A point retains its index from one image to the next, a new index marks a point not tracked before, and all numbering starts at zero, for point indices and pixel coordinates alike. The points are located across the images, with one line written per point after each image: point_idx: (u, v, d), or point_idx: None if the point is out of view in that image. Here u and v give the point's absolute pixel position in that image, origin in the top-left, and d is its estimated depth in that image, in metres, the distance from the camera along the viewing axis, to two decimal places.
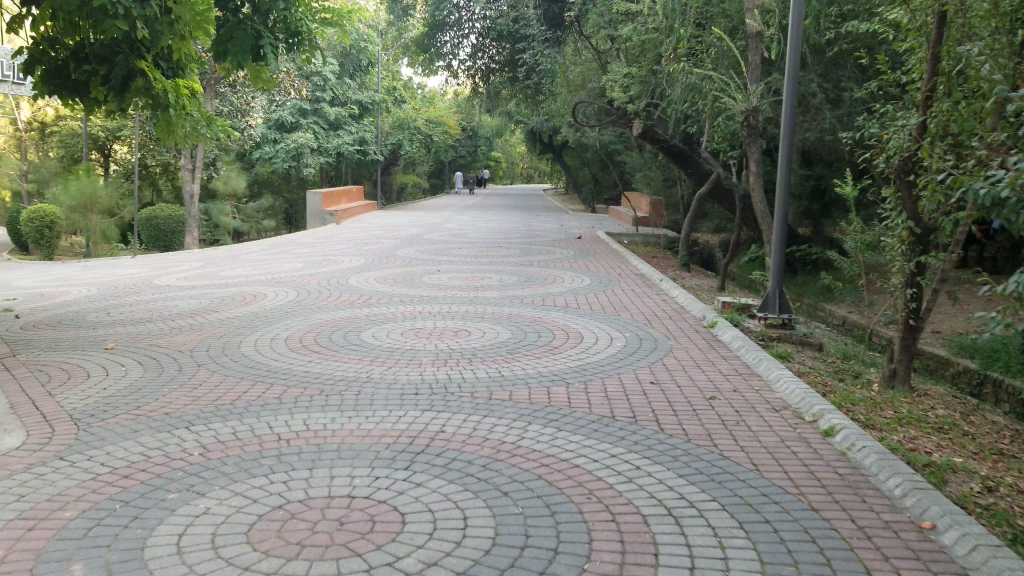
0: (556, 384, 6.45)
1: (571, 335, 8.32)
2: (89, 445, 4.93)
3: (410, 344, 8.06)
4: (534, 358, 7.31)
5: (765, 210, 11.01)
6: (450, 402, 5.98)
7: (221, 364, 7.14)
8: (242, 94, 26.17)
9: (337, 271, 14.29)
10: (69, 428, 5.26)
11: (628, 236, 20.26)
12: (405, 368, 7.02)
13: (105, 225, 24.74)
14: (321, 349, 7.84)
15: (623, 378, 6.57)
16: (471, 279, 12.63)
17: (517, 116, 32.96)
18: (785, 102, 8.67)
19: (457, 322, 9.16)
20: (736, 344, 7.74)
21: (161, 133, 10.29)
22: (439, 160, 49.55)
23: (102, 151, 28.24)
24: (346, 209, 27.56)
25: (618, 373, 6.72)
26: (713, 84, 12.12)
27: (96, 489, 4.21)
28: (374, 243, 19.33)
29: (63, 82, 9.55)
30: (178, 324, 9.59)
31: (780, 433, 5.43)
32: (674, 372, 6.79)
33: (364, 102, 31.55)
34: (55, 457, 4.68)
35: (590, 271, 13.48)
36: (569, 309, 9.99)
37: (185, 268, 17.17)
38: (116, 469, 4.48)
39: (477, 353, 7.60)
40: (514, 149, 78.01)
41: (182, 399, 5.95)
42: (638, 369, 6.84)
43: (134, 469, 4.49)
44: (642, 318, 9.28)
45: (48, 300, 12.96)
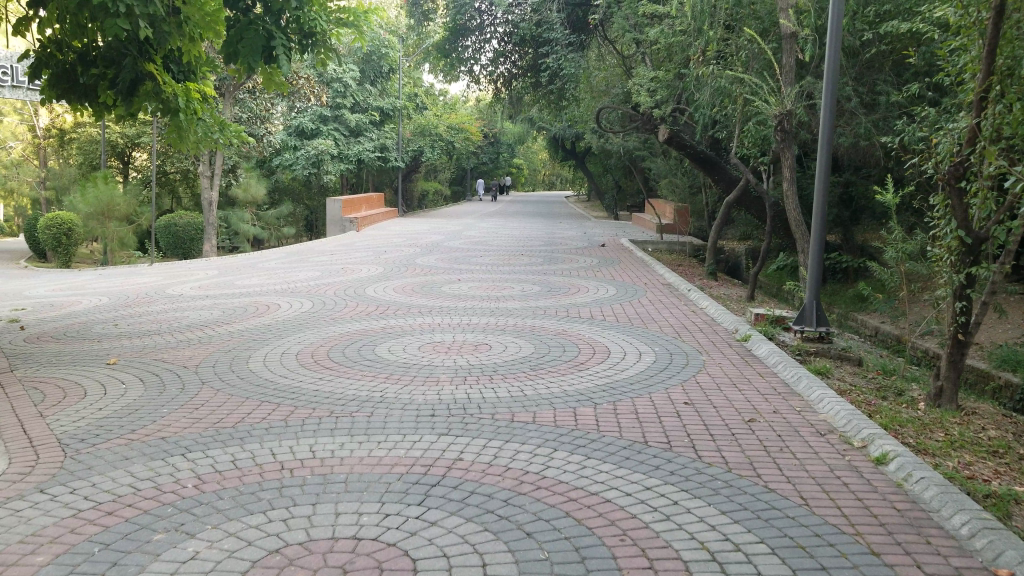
0: (584, 404, 6.04)
1: (598, 350, 7.89)
2: (74, 475, 4.74)
3: (427, 359, 7.65)
4: (559, 375, 6.89)
5: (799, 217, 10.50)
6: (469, 425, 5.59)
7: (226, 383, 7.09)
8: (261, 101, 25.91)
9: (354, 280, 13.96)
10: (55, 455, 5.14)
11: (653, 244, 19.81)
12: (422, 386, 6.64)
13: (123, 233, 24.68)
14: (333, 366, 7.47)
15: (655, 398, 6.14)
16: (493, 289, 12.22)
17: (540, 122, 32.62)
18: (822, 104, 8.20)
19: (478, 335, 8.77)
20: (772, 359, 7.25)
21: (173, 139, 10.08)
22: (461, 167, 49.29)
23: (121, 158, 28.24)
24: (365, 216, 27.27)
25: (648, 392, 6.28)
26: (743, 87, 11.69)
27: (75, 529, 3.88)
28: (394, 251, 19.01)
29: (72, 86, 9.43)
30: (183, 340, 9.33)
31: (828, 460, 4.91)
32: (709, 391, 6.33)
33: (386, 109, 31.33)
34: (34, 491, 4.44)
35: (615, 280, 13.05)
36: (595, 321, 9.56)
37: (201, 277, 16.98)
38: (99, 505, 4.18)
39: (498, 369, 7.19)
40: (537, 156, 77.66)
41: (181, 421, 5.86)
42: (671, 388, 6.39)
43: (120, 505, 4.17)
44: (671, 331, 8.85)
45: (56, 312, 12.79)
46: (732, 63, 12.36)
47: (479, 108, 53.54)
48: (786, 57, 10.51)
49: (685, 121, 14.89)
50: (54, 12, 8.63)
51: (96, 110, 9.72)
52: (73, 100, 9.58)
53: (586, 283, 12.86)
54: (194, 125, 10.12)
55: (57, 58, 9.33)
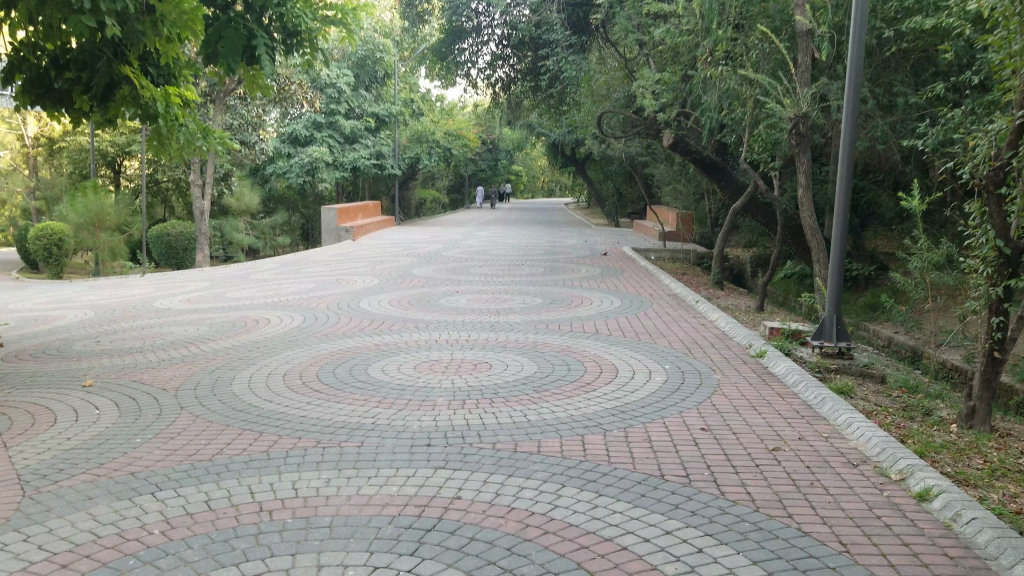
0: (592, 431, 5.55)
1: (605, 368, 7.40)
2: (30, 519, 4.23)
3: (423, 380, 7.16)
4: (564, 398, 6.39)
5: (813, 224, 10.02)
6: (468, 456, 5.10)
7: (206, 408, 6.60)
8: (253, 108, 25.27)
9: (348, 292, 13.49)
10: (15, 494, 4.65)
11: (655, 252, 19.38)
12: (417, 412, 6.15)
13: (114, 243, 24.24)
14: (320, 389, 6.97)
15: (669, 425, 5.64)
16: (491, 302, 11.74)
17: (537, 127, 32.16)
18: (844, 105, 7.68)
19: (478, 352, 8.28)
20: (792, 378, 6.76)
21: (153, 146, 9.64)
22: (458, 174, 48.83)
23: (113, 167, 27.85)
24: (361, 224, 26.77)
25: (662, 418, 5.79)
26: (753, 88, 11.27)
27: None
28: (390, 261, 18.53)
29: (47, 90, 9.00)
30: (167, 358, 8.87)
31: (865, 497, 4.41)
32: (728, 415, 5.83)
33: (381, 115, 30.87)
34: None
35: (617, 291, 12.57)
36: (599, 336, 9.07)
37: (192, 288, 16.57)
38: (53, 556, 3.78)
39: (499, 392, 6.68)
40: (535, 163, 77.06)
41: (155, 453, 5.41)
42: (685, 413, 5.90)
43: (74, 556, 3.78)
44: (682, 346, 8.35)
45: (39, 326, 12.34)
46: (742, 64, 11.93)
47: (477, 114, 53.13)
48: (801, 55, 10.08)
49: (690, 126, 14.46)
50: (21, 14, 8.12)
51: (72, 116, 9.30)
52: (49, 107, 9.19)
53: (587, 294, 12.39)
54: (177, 132, 9.70)
55: (31, 62, 8.87)
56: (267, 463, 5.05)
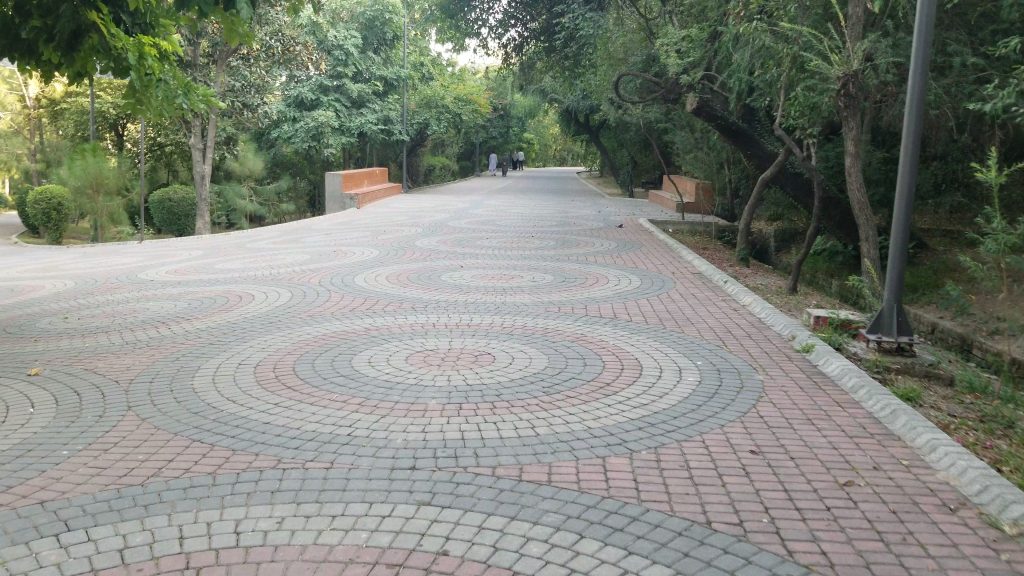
0: (615, 451, 4.54)
1: (625, 364, 6.34)
2: None
3: (415, 377, 6.13)
4: (580, 404, 5.36)
5: (862, 198, 8.90)
6: (462, 488, 4.08)
7: (159, 407, 5.63)
8: (256, 70, 23.68)
9: (344, 266, 12.48)
10: None
11: (674, 224, 18.29)
12: (407, 419, 5.14)
13: (113, 208, 23.16)
14: (295, 386, 5.97)
15: (711, 446, 4.59)
16: (498, 279, 10.67)
17: (551, 92, 30.89)
18: (911, 61, 6.47)
19: (479, 341, 7.25)
20: (852, 382, 5.69)
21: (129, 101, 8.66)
22: (469, 141, 47.44)
23: (114, 130, 26.88)
24: (366, 191, 25.69)
25: (700, 435, 4.74)
26: (791, 45, 10.13)
27: None
28: (392, 232, 17.49)
29: (15, 40, 8.10)
30: (133, 340, 7.93)
31: (979, 563, 3.35)
32: (784, 435, 4.77)
33: (390, 78, 29.63)
34: None
35: (636, 268, 11.52)
36: (618, 321, 8.02)
37: (183, 257, 15.61)
38: None
39: (503, 393, 5.63)
40: (547, 130, 75.62)
41: (76, 472, 4.48)
42: (727, 428, 4.87)
43: None
44: (715, 338, 7.29)
45: (13, 298, 11.44)
46: (778, 18, 10.76)
47: (489, 80, 51.65)
48: (851, 7, 8.93)
49: (716, 89, 13.32)
50: None
51: (44, 72, 8.31)
52: (20, 58, 8.27)
53: (604, 271, 11.32)
54: (153, 89, 8.61)
55: None
56: (209, 493, 4.12)
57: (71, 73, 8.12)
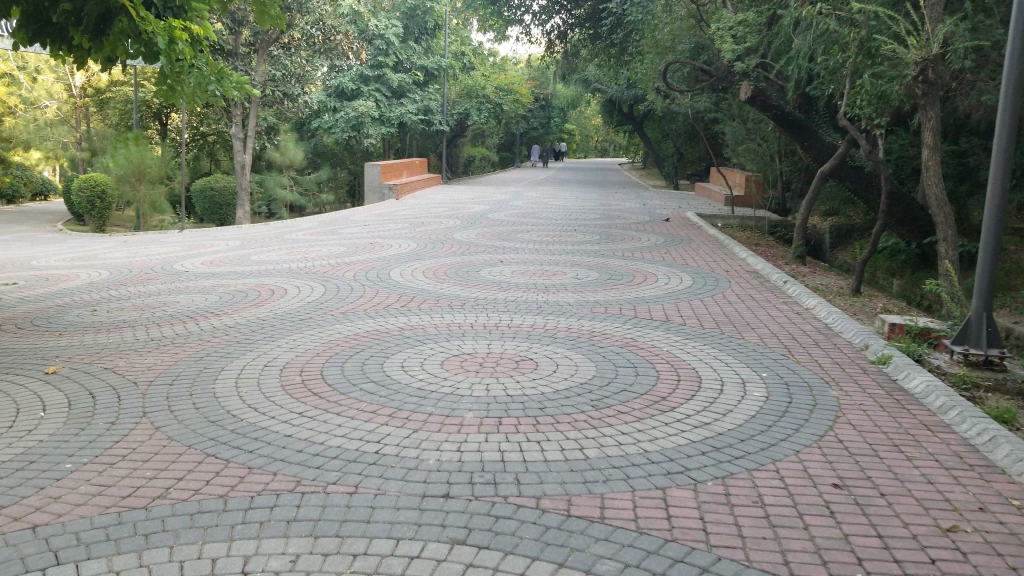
0: (677, 483, 4.01)
1: (682, 377, 5.79)
2: None
3: (451, 385, 5.63)
4: (634, 422, 4.83)
5: (942, 195, 8.37)
6: (502, 524, 3.57)
7: (175, 412, 5.17)
8: (297, 58, 23.31)
9: (381, 259, 12.04)
10: None
11: (723, 219, 17.63)
12: (442, 435, 4.65)
13: (156, 196, 23.01)
14: (322, 393, 5.50)
15: (788, 481, 4.03)
16: (540, 276, 10.13)
17: (595, 82, 30.21)
18: (1011, 42, 5.81)
19: (521, 344, 6.73)
20: (940, 403, 5.11)
21: (162, 87, 8.27)
22: (510, 132, 46.86)
23: (158, 119, 26.83)
24: (406, 182, 25.31)
25: (773, 466, 4.19)
26: (859, 29, 9.45)
27: None
28: (431, 224, 17.04)
29: (44, 26, 7.71)
30: (160, 335, 7.53)
31: None
32: (871, 471, 4.21)
33: (430, 68, 29.16)
34: None
35: (686, 266, 10.92)
36: (670, 325, 7.45)
37: (219, 248, 15.31)
38: None
39: (546, 407, 5.12)
40: (590, 121, 74.73)
41: (78, 492, 4.02)
42: (804, 461, 4.31)
43: None
44: (779, 348, 6.71)
45: (45, 288, 11.15)
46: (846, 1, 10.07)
47: (531, 70, 50.99)
48: None
49: (772, 78, 12.76)
50: None
51: (74, 57, 7.93)
52: (48, 45, 7.88)
53: (653, 268, 10.73)
54: (184, 75, 8.18)
55: None
56: (218, 522, 3.66)
57: (102, 59, 7.73)
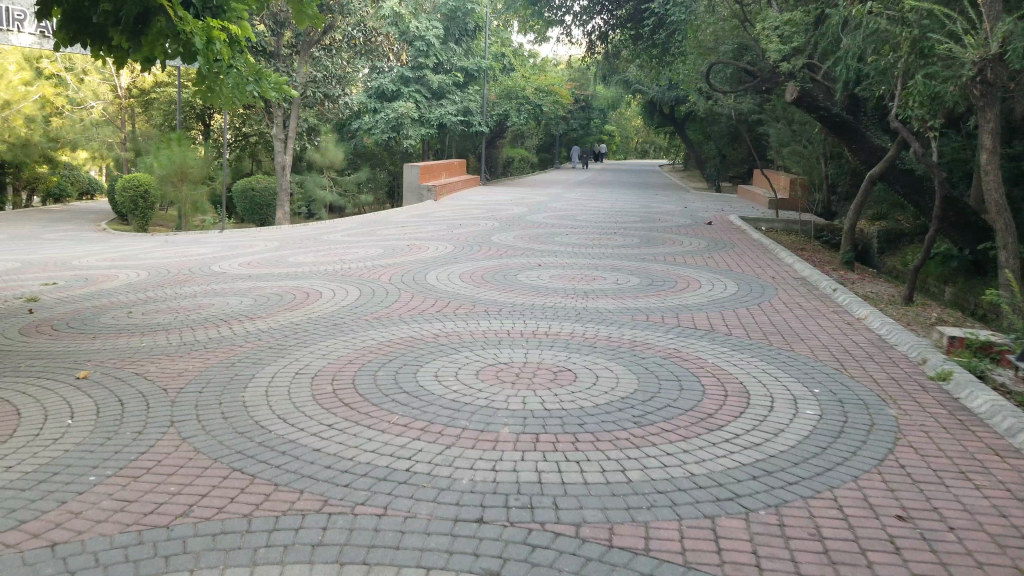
0: (729, 512, 3.76)
1: (730, 392, 5.50)
2: None
3: (486, 397, 5.41)
4: (680, 443, 4.58)
5: (1003, 202, 7.99)
6: (541, 556, 3.34)
7: (203, 422, 5.00)
8: (338, 60, 23.33)
9: (417, 262, 11.88)
10: None
11: (767, 222, 17.24)
12: (476, 452, 4.43)
13: (198, 197, 23.11)
14: (353, 404, 5.32)
15: (852, 517, 3.76)
16: (580, 281, 9.90)
17: (637, 82, 29.90)
18: None
19: (559, 354, 6.50)
20: (1008, 425, 4.80)
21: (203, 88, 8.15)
22: (549, 133, 46.66)
23: (201, 120, 27.02)
24: (445, 183, 25.20)
25: (834, 500, 3.92)
26: (913, 27, 9.11)
27: None
28: (469, 226, 16.86)
29: (85, 25, 7.65)
30: (194, 339, 7.41)
31: None
32: (938, 504, 3.91)
33: (470, 69, 29.08)
34: None
35: (730, 272, 10.60)
36: (716, 335, 7.17)
37: (257, 249, 15.26)
38: None
39: (586, 423, 4.89)
40: (630, 121, 74.16)
41: (99, 508, 3.79)
42: (866, 492, 4.03)
43: None
44: (831, 362, 6.41)
45: (83, 288, 11.14)
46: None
47: (572, 71, 50.75)
48: None
49: (818, 78, 12.42)
50: None
51: (115, 58, 7.85)
52: (89, 44, 7.82)
53: (696, 274, 10.43)
54: (223, 76, 8.07)
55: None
56: (241, 544, 3.46)
57: (142, 60, 7.63)
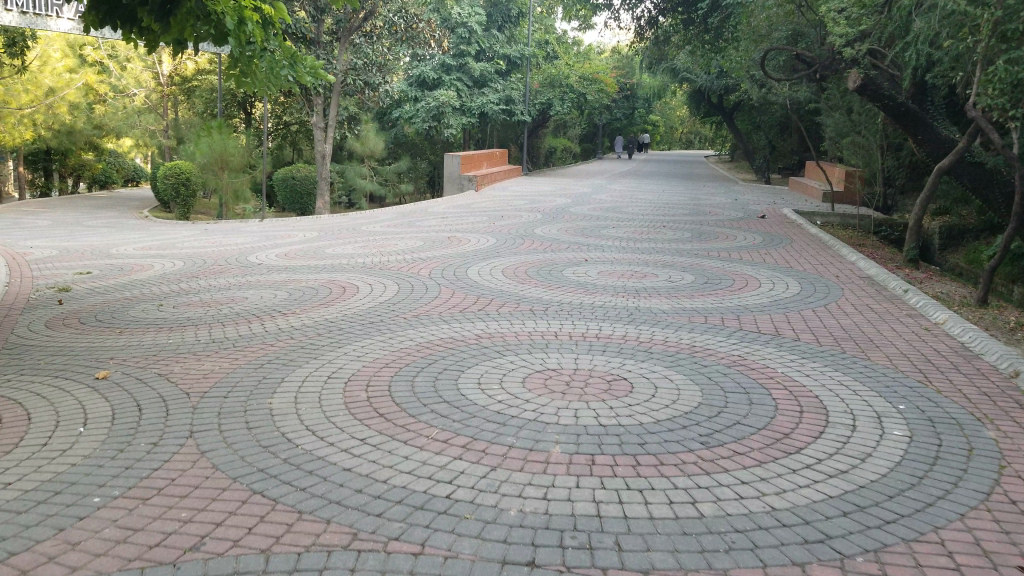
0: (822, 561, 3.20)
1: (805, 409, 4.95)
2: None
3: (534, 409, 4.92)
4: (756, 470, 4.04)
5: None
6: None
7: (224, 433, 4.58)
8: (380, 46, 22.94)
9: (458, 255, 11.41)
10: None
11: (822, 216, 16.50)
12: (526, 477, 3.94)
13: (237, 184, 22.81)
14: (388, 415, 4.87)
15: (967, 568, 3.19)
16: (630, 278, 9.34)
17: (684, 71, 29.11)
18: None
19: (610, 360, 5.98)
20: None
21: (237, 72, 7.73)
22: (592, 122, 45.89)
23: (242, 107, 26.85)
24: (486, 173, 24.74)
25: (944, 547, 3.35)
26: (993, 8, 8.42)
27: None
28: (512, 218, 16.36)
29: (113, 7, 7.17)
30: (222, 336, 7.01)
31: None
32: None
33: (513, 57, 28.48)
34: None
35: (789, 269, 9.97)
36: (781, 341, 6.59)
37: (295, 239, 14.93)
38: None
39: (649, 443, 4.37)
40: (675, 111, 72.94)
41: (100, 539, 3.36)
42: (979, 536, 3.46)
43: None
44: (912, 373, 5.80)
45: (116, 279, 10.86)
46: None
47: (617, 59, 49.84)
48: None
49: (881, 66, 11.74)
50: None
51: (145, 41, 7.40)
52: (119, 26, 7.37)
53: (753, 272, 9.81)
54: (257, 59, 7.65)
55: None
56: None
57: (172, 42, 7.17)
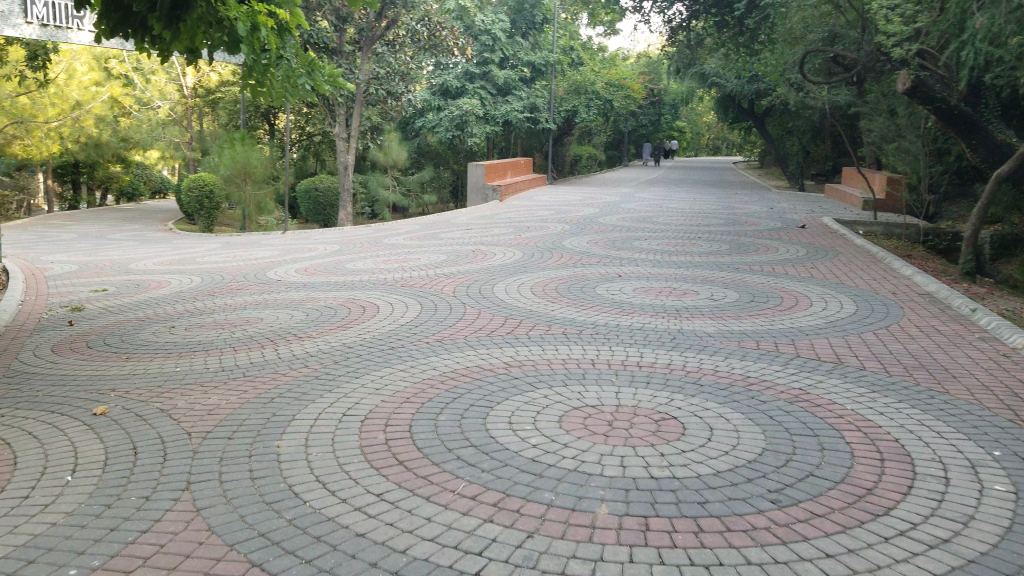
0: None
1: (886, 457, 4.31)
2: None
3: (577, 456, 4.32)
4: (843, 539, 3.41)
5: None
6: None
7: (226, 486, 4.02)
8: (402, 55, 22.39)
9: (484, 271, 10.82)
10: None
11: (864, 225, 15.75)
12: (571, 548, 3.33)
13: (261, 196, 22.42)
14: (410, 463, 4.29)
15: None
16: (669, 296, 8.72)
17: (712, 76, 28.38)
18: None
19: (657, 394, 5.35)
20: None
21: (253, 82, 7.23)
22: (617, 130, 45.10)
23: (264, 118, 26.50)
24: (511, 182, 24.17)
25: None
26: None
27: None
28: (539, 229, 15.78)
29: (125, 15, 6.63)
30: (233, 364, 6.47)
31: None
32: None
33: (538, 64, 27.90)
34: None
35: (839, 285, 9.28)
36: (844, 370, 5.93)
37: (316, 252, 14.46)
38: None
39: (711, 503, 3.75)
40: (701, 117, 71.99)
41: None
42: None
43: None
44: (999, 409, 5.12)
45: (132, 297, 10.42)
46: None
47: (644, 64, 49.03)
48: None
49: (933, 67, 11.00)
50: None
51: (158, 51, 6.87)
52: (132, 36, 6.84)
53: (801, 288, 9.15)
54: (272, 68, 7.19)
55: None
56: None
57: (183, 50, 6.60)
